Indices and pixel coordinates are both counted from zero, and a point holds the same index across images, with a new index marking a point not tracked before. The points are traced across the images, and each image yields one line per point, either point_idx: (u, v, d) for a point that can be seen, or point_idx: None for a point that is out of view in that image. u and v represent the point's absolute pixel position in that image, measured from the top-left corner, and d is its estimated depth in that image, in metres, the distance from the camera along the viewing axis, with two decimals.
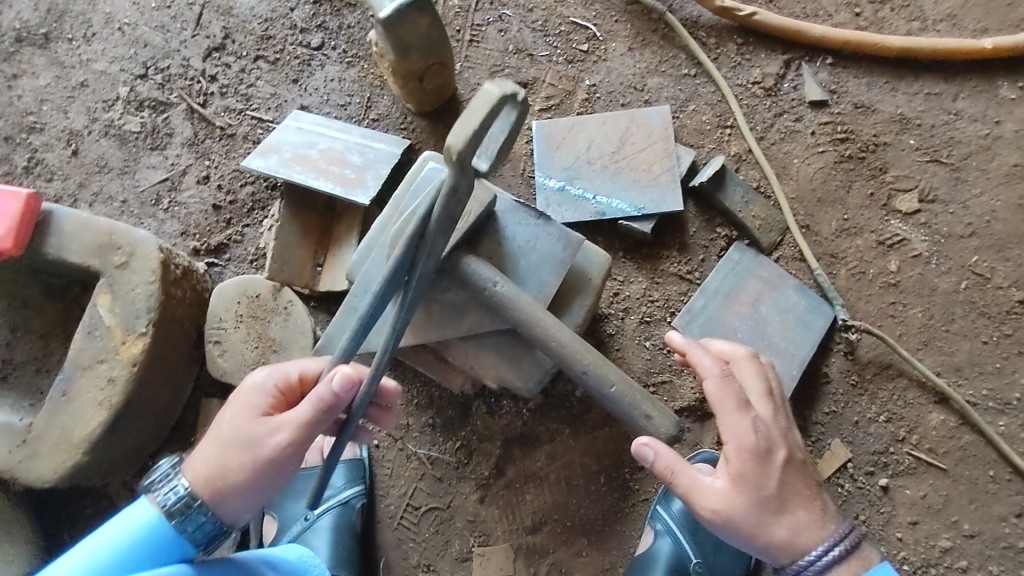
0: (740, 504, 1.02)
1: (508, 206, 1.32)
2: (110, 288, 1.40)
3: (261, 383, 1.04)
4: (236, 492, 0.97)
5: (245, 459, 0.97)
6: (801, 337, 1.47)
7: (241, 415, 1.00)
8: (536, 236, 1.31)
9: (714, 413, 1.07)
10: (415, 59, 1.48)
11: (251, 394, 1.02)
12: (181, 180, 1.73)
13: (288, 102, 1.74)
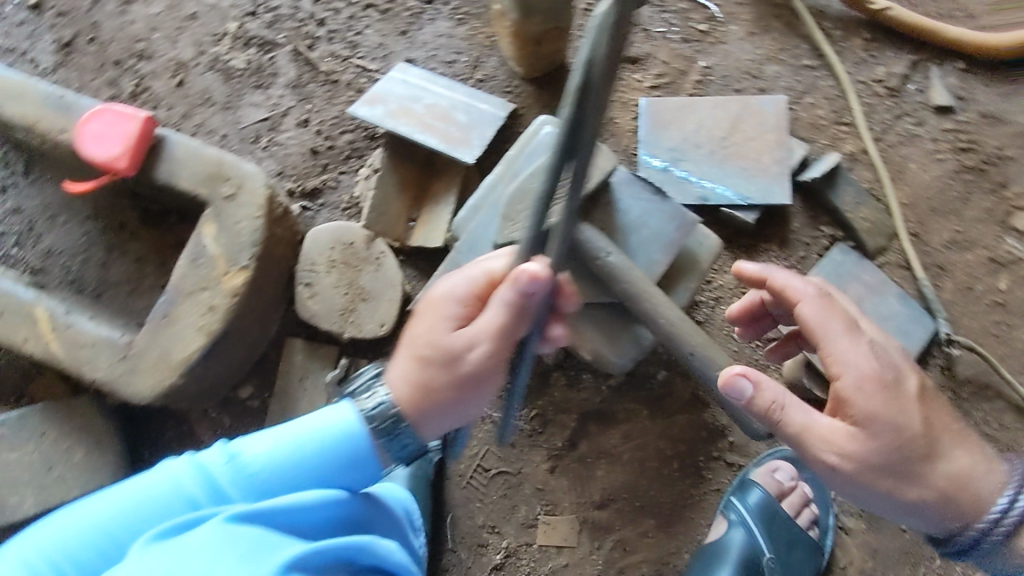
0: (871, 445, 0.96)
1: (624, 179, 1.30)
2: (216, 218, 1.41)
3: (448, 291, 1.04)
4: (444, 405, 1.03)
5: (449, 374, 1.01)
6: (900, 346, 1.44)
7: (436, 328, 1.03)
8: (649, 212, 1.29)
9: (817, 340, 1.04)
10: (535, 23, 1.43)
11: (438, 309, 1.04)
12: (282, 121, 1.73)
13: (394, 53, 1.72)
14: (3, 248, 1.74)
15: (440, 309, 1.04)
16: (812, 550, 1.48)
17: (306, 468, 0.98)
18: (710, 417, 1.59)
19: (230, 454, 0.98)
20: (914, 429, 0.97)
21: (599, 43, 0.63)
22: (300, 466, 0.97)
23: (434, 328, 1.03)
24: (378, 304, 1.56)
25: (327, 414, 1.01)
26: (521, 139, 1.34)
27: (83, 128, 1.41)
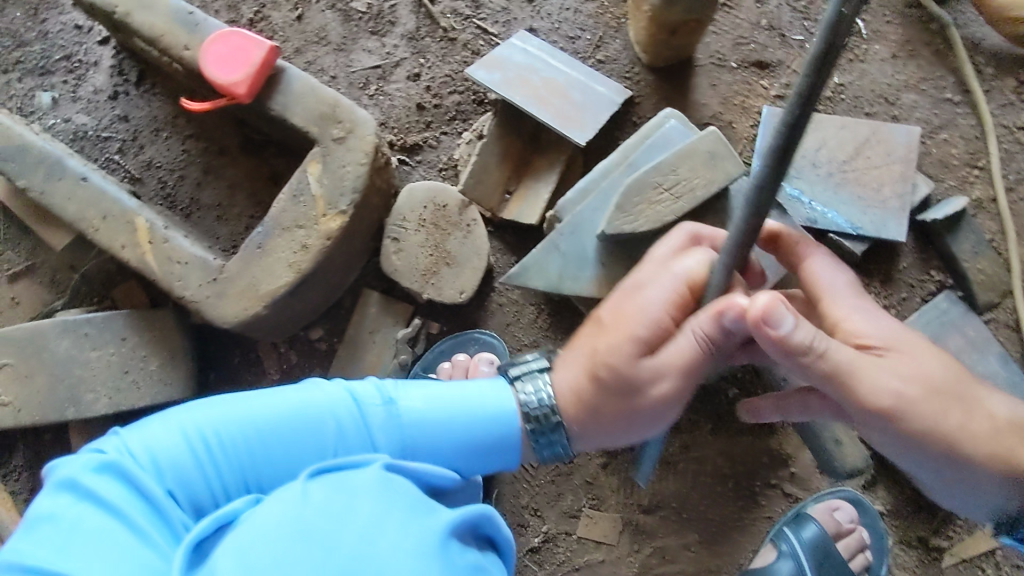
0: (902, 379, 0.97)
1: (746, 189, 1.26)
2: (322, 158, 1.40)
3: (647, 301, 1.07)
4: (606, 427, 1.10)
5: (633, 392, 1.05)
6: None
7: (624, 351, 1.06)
8: None
9: (825, 294, 1.07)
10: (675, 12, 1.38)
11: (633, 321, 1.07)
12: (392, 71, 1.71)
13: (518, 20, 1.68)
14: (105, 153, 1.77)
15: (635, 321, 1.06)
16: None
17: (452, 432, 1.06)
18: (776, 443, 1.55)
19: (388, 398, 1.06)
20: (941, 363, 1.01)
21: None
22: (449, 434, 1.05)
23: (626, 344, 1.05)
24: (460, 271, 1.54)
25: (486, 390, 1.11)
26: (643, 129, 1.30)
27: (207, 48, 1.41)
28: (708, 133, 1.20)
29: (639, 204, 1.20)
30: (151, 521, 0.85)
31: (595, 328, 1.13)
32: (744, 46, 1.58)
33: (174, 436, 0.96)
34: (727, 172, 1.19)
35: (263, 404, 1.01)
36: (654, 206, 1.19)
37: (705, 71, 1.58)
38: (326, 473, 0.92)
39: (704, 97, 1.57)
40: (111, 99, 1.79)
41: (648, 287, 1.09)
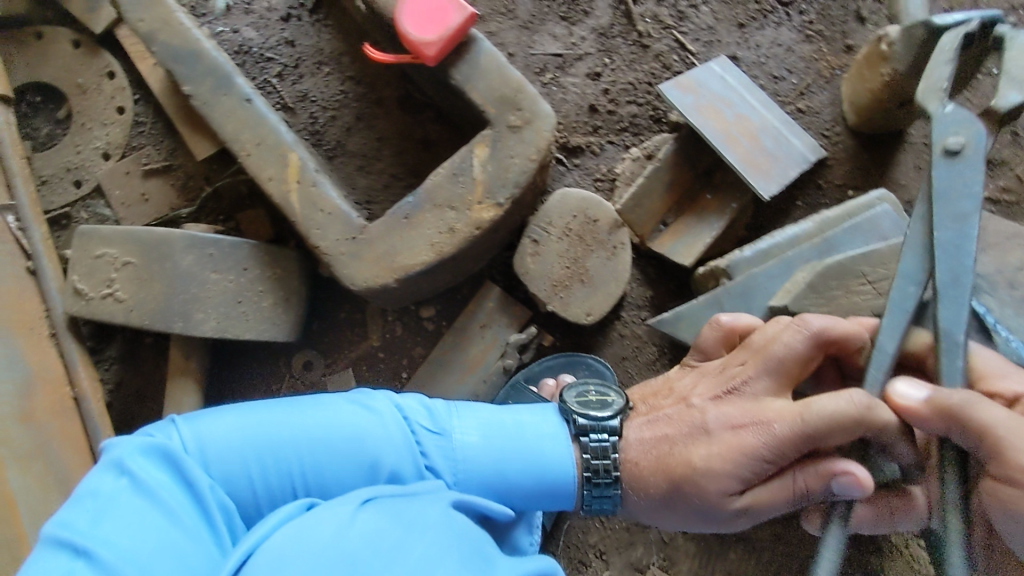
0: None
1: None
2: (492, 143, 1.30)
3: (763, 437, 0.97)
4: (665, 520, 1.10)
5: (715, 516, 1.03)
6: None
7: (721, 482, 0.99)
8: None
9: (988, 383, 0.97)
10: (919, 83, 1.23)
11: (746, 458, 0.98)
12: (573, 64, 1.61)
13: (721, 44, 1.56)
14: (264, 73, 1.73)
15: (745, 462, 0.98)
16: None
17: (507, 471, 1.09)
18: (877, 562, 1.43)
19: (443, 429, 1.12)
20: None
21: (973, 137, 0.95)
22: (500, 474, 1.09)
23: (733, 480, 0.99)
24: (594, 292, 1.45)
25: (541, 424, 1.13)
26: (848, 206, 1.17)
27: None
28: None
29: (833, 290, 1.08)
30: (187, 508, 0.92)
31: (697, 434, 1.04)
32: None
33: (229, 431, 1.04)
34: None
35: (320, 415, 1.08)
36: (850, 295, 1.07)
37: (916, 151, 1.44)
38: (377, 501, 0.95)
39: (905, 177, 1.43)
40: (283, 21, 1.74)
41: (772, 429, 0.97)
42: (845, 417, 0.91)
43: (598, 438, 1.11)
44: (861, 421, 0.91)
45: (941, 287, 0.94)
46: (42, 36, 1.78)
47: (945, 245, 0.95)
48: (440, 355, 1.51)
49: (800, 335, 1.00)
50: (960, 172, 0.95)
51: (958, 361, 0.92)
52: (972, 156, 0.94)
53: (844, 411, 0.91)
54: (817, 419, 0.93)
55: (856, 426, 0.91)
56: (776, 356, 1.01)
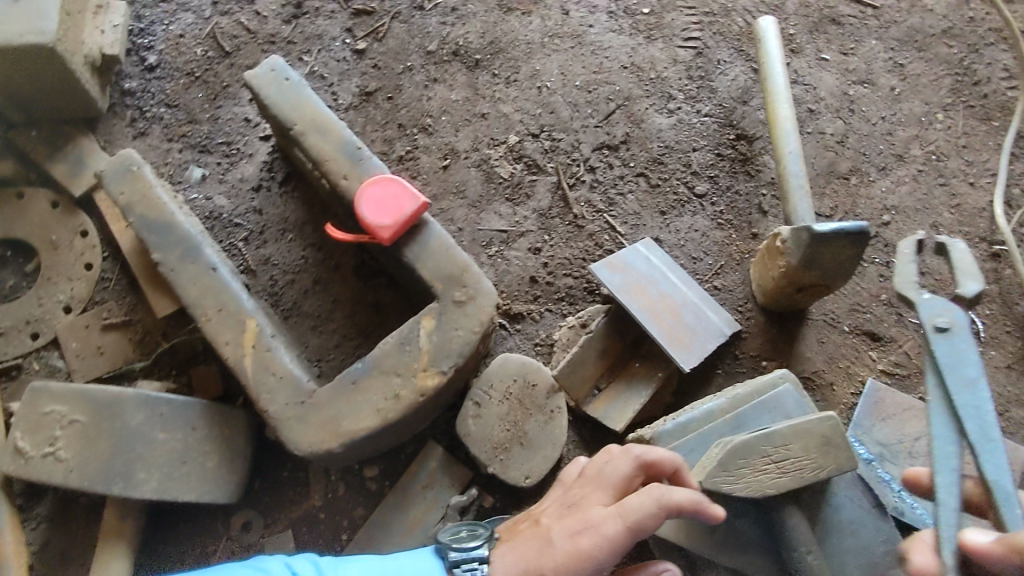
0: None
1: (849, 475, 1.16)
2: (438, 315, 1.42)
3: (595, 537, 1.03)
4: None
5: None
6: None
7: None
8: (862, 522, 1.15)
9: None
10: (811, 274, 1.42)
11: (585, 561, 1.02)
12: (516, 239, 1.80)
13: (645, 227, 1.77)
14: (231, 237, 1.87)
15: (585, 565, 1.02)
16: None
17: None
18: None
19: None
20: None
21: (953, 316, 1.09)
22: None
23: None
24: (531, 455, 1.51)
25: (414, 564, 1.07)
26: (755, 383, 1.28)
27: (366, 187, 1.49)
28: (824, 417, 1.12)
29: (743, 466, 1.10)
30: None
31: (544, 550, 1.05)
32: (858, 314, 1.62)
33: None
34: (839, 464, 1.10)
35: None
36: (758, 473, 1.10)
37: (818, 327, 1.61)
38: None
39: (810, 350, 1.59)
40: (254, 191, 1.91)
41: (603, 533, 1.03)
42: (652, 503, 1.02)
43: (469, 569, 1.06)
44: (664, 504, 1.02)
45: (979, 443, 1.02)
46: (22, 196, 1.90)
47: (969, 407, 1.04)
48: (381, 516, 1.53)
49: (623, 459, 1.12)
50: (954, 344, 1.08)
51: (1017, 510, 0.97)
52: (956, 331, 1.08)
53: (647, 498, 1.02)
54: (630, 510, 1.03)
55: (661, 508, 1.02)
56: (605, 477, 1.12)
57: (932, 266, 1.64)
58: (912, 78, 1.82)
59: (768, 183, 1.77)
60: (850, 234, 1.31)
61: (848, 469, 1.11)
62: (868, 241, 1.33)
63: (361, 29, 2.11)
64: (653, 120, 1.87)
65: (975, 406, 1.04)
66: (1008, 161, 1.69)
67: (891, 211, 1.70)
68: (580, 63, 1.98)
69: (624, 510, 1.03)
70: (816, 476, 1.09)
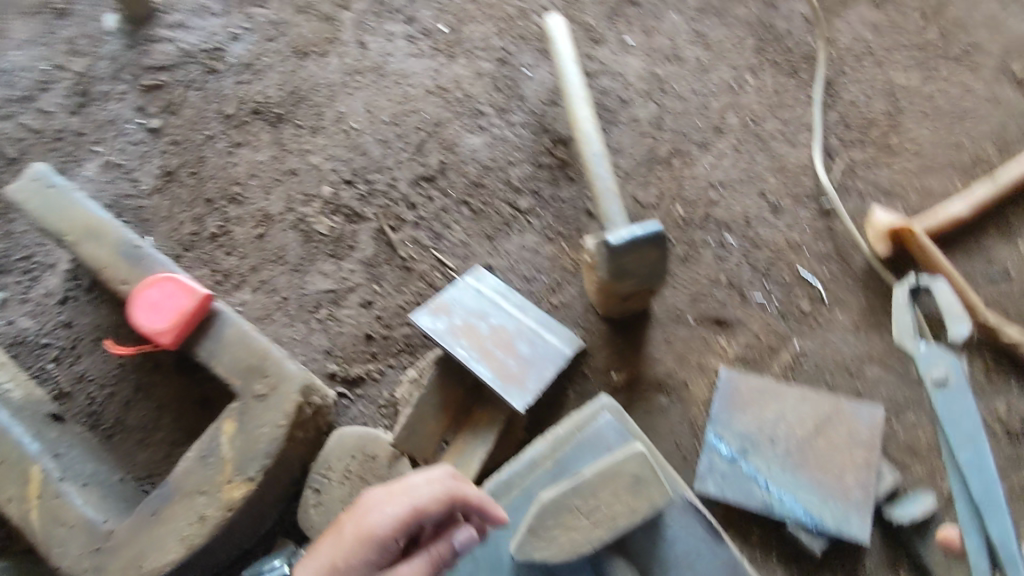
0: None
1: (678, 503, 1.07)
2: (239, 416, 1.26)
3: (381, 513, 0.98)
4: None
5: None
6: None
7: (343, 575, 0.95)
8: (699, 551, 1.05)
9: None
10: (625, 284, 1.33)
11: (364, 541, 0.97)
12: (345, 297, 1.67)
13: (475, 255, 1.67)
14: (40, 361, 1.69)
15: (364, 544, 0.97)
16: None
17: None
18: None
19: None
20: None
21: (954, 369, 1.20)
22: None
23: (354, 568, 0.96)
24: None
25: None
26: (573, 420, 1.17)
27: (140, 291, 1.34)
28: (632, 451, 1.03)
29: (552, 528, 0.99)
30: None
31: (333, 538, 1.00)
32: (701, 302, 1.55)
33: None
34: (653, 501, 1.00)
35: None
36: (570, 531, 0.99)
37: (663, 326, 1.54)
38: None
39: (658, 352, 1.52)
40: (60, 304, 1.74)
41: (387, 510, 0.99)
42: (440, 490, 0.99)
43: None
44: (452, 497, 0.99)
45: (984, 506, 1.16)
46: None
47: (977, 468, 1.17)
48: None
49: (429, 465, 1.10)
50: (953, 397, 1.19)
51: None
52: (952, 385, 1.19)
53: (439, 484, 1.00)
54: (420, 493, 0.99)
55: (448, 496, 0.99)
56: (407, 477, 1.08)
57: (766, 237, 1.59)
58: (716, 46, 1.77)
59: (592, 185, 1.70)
60: (644, 241, 1.24)
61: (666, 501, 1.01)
62: (666, 245, 1.26)
63: (154, 105, 1.97)
64: (465, 142, 1.80)
65: (979, 465, 1.17)
66: (821, 114, 1.65)
67: (717, 187, 1.64)
68: (384, 96, 1.90)
69: (409, 492, 1.01)
70: (631, 523, 0.99)
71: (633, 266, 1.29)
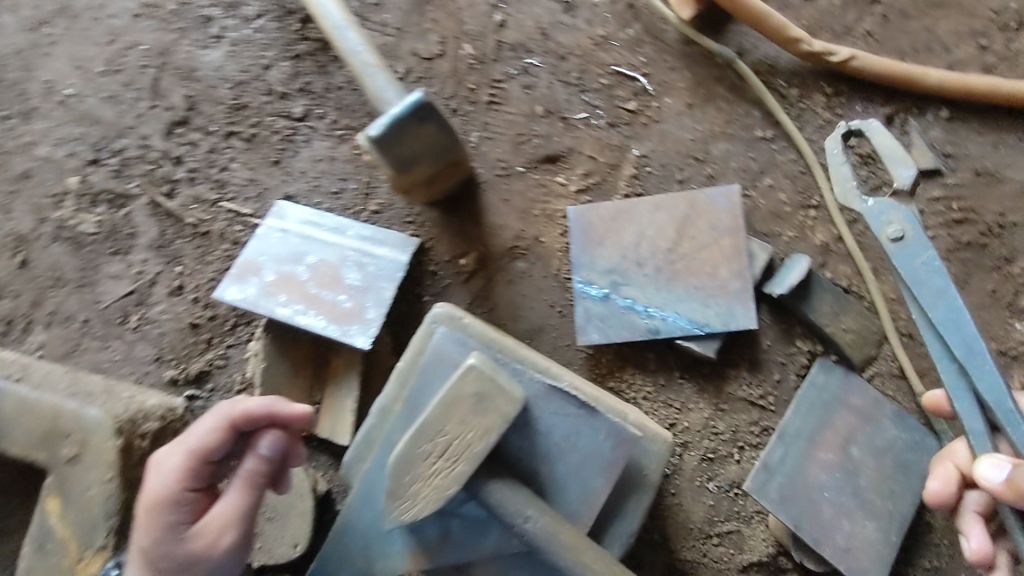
0: None
1: (540, 392, 1.01)
2: (60, 490, 1.08)
3: (162, 474, 0.96)
4: None
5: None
6: (900, 488, 1.28)
7: (157, 538, 0.93)
8: (577, 430, 1.00)
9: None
10: (420, 171, 1.13)
11: (160, 502, 0.94)
12: (150, 292, 1.43)
13: (270, 190, 1.42)
14: None
15: (158, 512, 0.94)
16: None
17: None
18: None
19: None
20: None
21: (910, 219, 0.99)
22: None
23: (158, 537, 0.93)
24: (285, 522, 1.27)
25: None
26: (411, 349, 1.05)
27: None
28: (468, 370, 0.93)
29: (412, 483, 0.91)
30: None
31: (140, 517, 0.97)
32: (525, 144, 1.41)
33: None
34: (505, 413, 0.91)
35: None
36: (430, 479, 0.91)
37: (495, 188, 1.40)
38: None
39: (499, 216, 1.40)
40: None
41: (172, 465, 0.96)
42: (213, 421, 0.97)
43: None
44: (230, 421, 0.98)
45: (968, 363, 0.95)
46: None
47: (956, 323, 0.96)
48: None
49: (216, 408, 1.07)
50: (915, 252, 0.98)
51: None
52: (910, 236, 0.99)
53: (207, 419, 0.97)
54: (194, 437, 0.97)
55: (223, 423, 0.97)
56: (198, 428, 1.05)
57: (566, 44, 1.43)
58: None
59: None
60: (406, 120, 1.03)
61: (518, 407, 0.92)
62: (439, 115, 1.05)
63: None
64: (203, 61, 1.47)
65: (956, 325, 0.96)
66: None
67: (500, 7, 1.44)
68: (90, 42, 1.52)
69: (188, 438, 0.98)
70: (489, 447, 0.90)
71: (414, 149, 1.08)
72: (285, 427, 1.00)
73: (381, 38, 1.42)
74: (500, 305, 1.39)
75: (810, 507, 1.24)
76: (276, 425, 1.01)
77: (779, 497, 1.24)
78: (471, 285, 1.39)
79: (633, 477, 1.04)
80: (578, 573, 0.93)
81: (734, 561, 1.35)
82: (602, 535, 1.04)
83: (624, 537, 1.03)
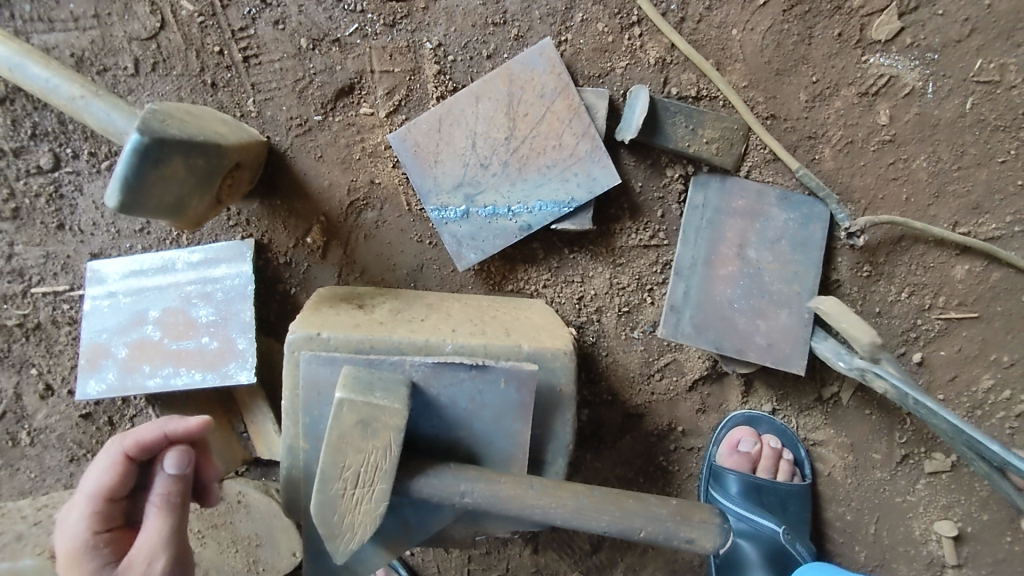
0: None
1: (427, 372, 1.00)
2: None
3: (70, 526, 0.93)
4: None
5: None
6: (803, 268, 1.30)
7: None
8: (476, 390, 1.01)
9: None
10: (195, 201, 1.03)
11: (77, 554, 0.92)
12: (23, 404, 1.33)
13: (73, 254, 1.27)
14: None
15: (78, 561, 0.91)
16: (803, 495, 1.44)
17: None
18: (650, 423, 1.44)
19: None
20: None
21: (890, 379, 1.17)
22: None
23: None
24: (272, 545, 1.26)
25: None
26: (288, 386, 1.03)
27: None
28: (341, 402, 0.91)
29: (343, 518, 0.93)
30: None
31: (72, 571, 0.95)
32: (309, 88, 1.23)
33: None
34: (393, 426, 0.91)
35: None
36: (357, 508, 0.92)
37: (301, 151, 1.25)
38: None
39: (322, 177, 1.26)
40: None
41: (79, 513, 0.93)
42: (104, 460, 0.93)
43: None
44: (120, 453, 0.93)
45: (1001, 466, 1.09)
46: None
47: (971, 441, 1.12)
48: None
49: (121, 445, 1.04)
50: (902, 396, 1.16)
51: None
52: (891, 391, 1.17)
53: (96, 459, 0.94)
54: (91, 481, 0.95)
55: (111, 458, 0.93)
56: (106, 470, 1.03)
57: None
58: None
59: (76, 67, 1.21)
60: (141, 169, 0.89)
61: (404, 413, 0.92)
62: (173, 140, 0.91)
63: None
64: None
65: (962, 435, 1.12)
66: None
67: None
68: None
69: (86, 484, 0.95)
70: (396, 459, 0.91)
71: (174, 189, 0.96)
72: (181, 440, 0.95)
73: (84, 35, 1.20)
74: (370, 263, 1.30)
75: (724, 327, 1.30)
76: (175, 444, 0.96)
77: (694, 329, 1.31)
78: (330, 257, 1.29)
79: (548, 399, 1.06)
80: (527, 513, 0.98)
81: (680, 385, 1.42)
82: (544, 455, 1.09)
83: (563, 449, 1.09)
